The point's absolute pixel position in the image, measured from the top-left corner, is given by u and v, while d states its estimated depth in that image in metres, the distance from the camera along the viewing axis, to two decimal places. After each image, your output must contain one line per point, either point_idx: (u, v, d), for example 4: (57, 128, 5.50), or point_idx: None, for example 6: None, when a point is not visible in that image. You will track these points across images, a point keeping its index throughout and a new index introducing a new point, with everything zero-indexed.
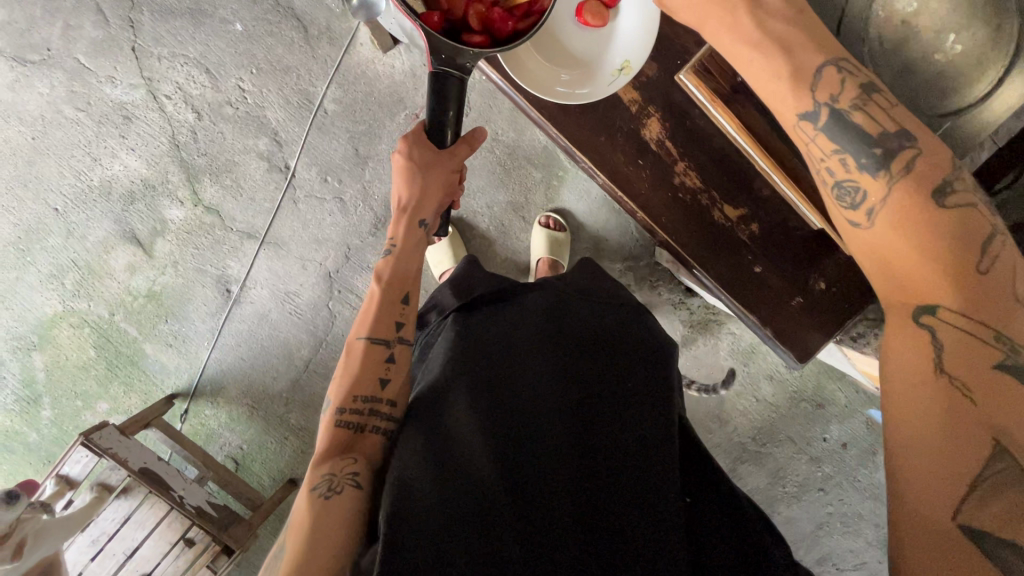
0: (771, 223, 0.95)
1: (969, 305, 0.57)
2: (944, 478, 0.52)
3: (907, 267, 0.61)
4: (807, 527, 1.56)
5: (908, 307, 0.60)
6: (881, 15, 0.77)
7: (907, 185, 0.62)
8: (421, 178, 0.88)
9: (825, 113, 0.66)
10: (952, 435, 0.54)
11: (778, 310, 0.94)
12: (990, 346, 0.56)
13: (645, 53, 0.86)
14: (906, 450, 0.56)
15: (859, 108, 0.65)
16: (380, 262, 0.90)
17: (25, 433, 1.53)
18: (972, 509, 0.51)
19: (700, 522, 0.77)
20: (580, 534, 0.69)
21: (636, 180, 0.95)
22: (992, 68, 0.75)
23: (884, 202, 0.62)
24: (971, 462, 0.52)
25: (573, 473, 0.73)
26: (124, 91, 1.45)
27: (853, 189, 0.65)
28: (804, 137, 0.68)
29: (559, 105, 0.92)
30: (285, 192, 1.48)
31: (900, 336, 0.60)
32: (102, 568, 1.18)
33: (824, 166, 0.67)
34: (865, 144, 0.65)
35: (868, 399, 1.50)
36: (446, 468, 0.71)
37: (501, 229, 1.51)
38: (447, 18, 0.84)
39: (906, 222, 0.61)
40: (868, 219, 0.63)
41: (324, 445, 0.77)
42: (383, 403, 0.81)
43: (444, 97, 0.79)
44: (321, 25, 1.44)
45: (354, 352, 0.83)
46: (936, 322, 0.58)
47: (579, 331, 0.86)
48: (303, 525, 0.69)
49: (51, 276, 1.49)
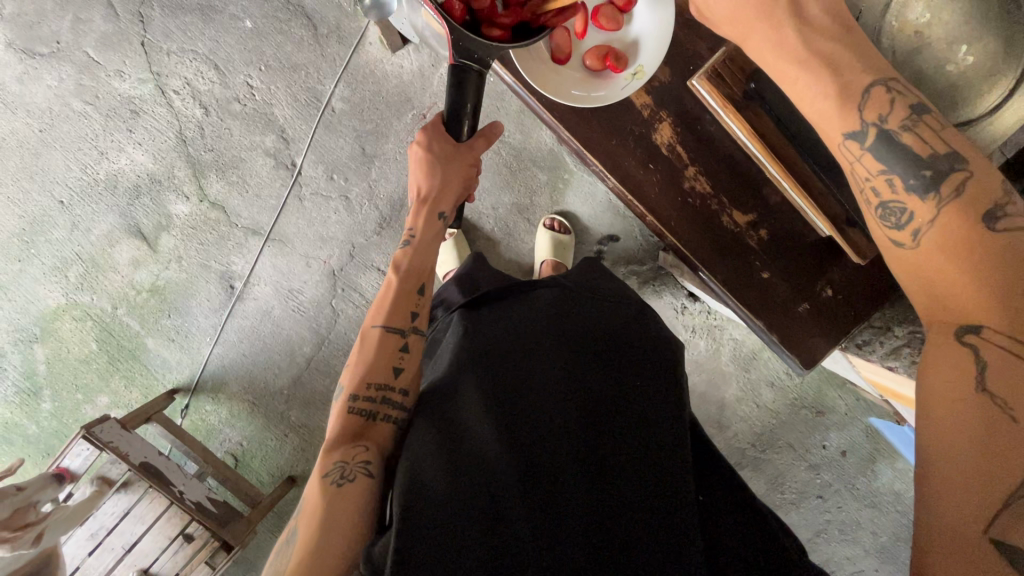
0: (779, 229, 0.96)
1: (1017, 327, 0.55)
2: (976, 494, 0.51)
3: (953, 287, 0.59)
4: (806, 534, 1.56)
5: (951, 325, 0.59)
6: (893, 25, 0.78)
7: (955, 208, 0.60)
8: (442, 170, 0.89)
9: (872, 133, 0.66)
10: (991, 457, 0.51)
11: (786, 315, 0.94)
12: None
13: (660, 57, 0.87)
14: (935, 464, 0.54)
15: (909, 129, 0.64)
16: (399, 253, 0.91)
17: (24, 425, 1.52)
18: (1007, 524, 0.49)
19: (713, 514, 0.78)
20: (591, 530, 0.69)
21: (647, 184, 0.95)
22: (1002, 82, 0.75)
23: (931, 224, 0.61)
24: (1012, 477, 0.50)
25: (583, 465, 0.73)
26: (133, 85, 1.45)
27: (899, 210, 0.64)
28: (848, 156, 0.68)
29: (572, 108, 0.93)
30: (291, 189, 1.49)
31: (941, 351, 0.58)
32: (100, 562, 1.18)
33: (868, 186, 0.67)
34: (913, 166, 0.64)
35: (869, 408, 1.51)
36: (458, 459, 0.72)
37: (506, 230, 1.52)
38: (470, 9, 0.83)
39: (955, 243, 0.59)
40: (913, 240, 0.63)
41: (336, 432, 0.78)
42: (396, 391, 0.82)
43: (464, 89, 0.81)
44: (331, 24, 1.45)
45: (369, 339, 0.84)
46: (979, 341, 0.56)
47: (588, 327, 0.87)
48: (316, 513, 0.69)
49: (55, 268, 1.49)
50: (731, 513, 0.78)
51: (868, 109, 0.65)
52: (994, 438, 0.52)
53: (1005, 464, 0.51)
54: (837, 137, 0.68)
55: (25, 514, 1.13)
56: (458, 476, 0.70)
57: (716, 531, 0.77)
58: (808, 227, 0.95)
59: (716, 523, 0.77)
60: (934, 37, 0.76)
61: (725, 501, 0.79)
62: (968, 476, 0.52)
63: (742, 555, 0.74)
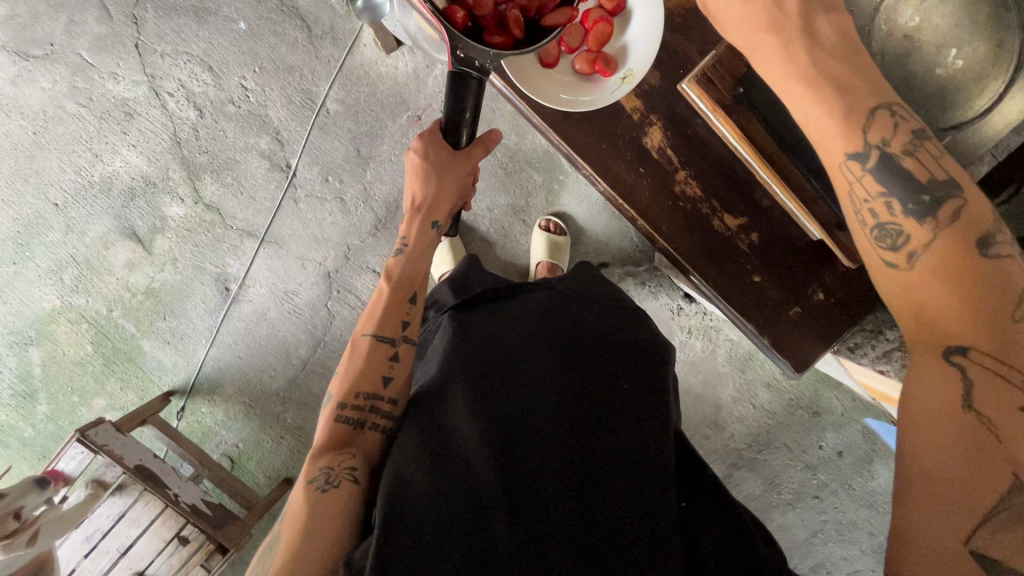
0: (770, 233, 0.95)
1: (1005, 350, 0.56)
2: (961, 510, 0.53)
3: (940, 309, 0.60)
4: (802, 534, 1.56)
5: (938, 345, 0.59)
6: (883, 29, 0.78)
7: (953, 234, 0.61)
8: (437, 179, 0.89)
9: (875, 156, 0.65)
10: (974, 475, 0.54)
11: (777, 319, 0.94)
12: (1021, 389, 0.55)
13: (649, 62, 0.87)
14: (918, 484, 0.56)
15: (910, 154, 0.64)
16: (391, 261, 0.91)
17: (20, 428, 1.52)
18: (985, 537, 0.51)
19: (693, 519, 0.78)
20: (570, 535, 0.69)
21: (638, 188, 0.95)
22: (991, 84, 0.76)
23: (926, 249, 0.61)
24: (990, 494, 0.53)
25: (565, 468, 0.73)
26: (127, 87, 1.45)
27: (896, 232, 0.63)
28: (848, 177, 0.66)
29: (563, 113, 0.93)
30: (286, 191, 1.48)
31: (928, 370, 0.59)
32: (95, 565, 1.17)
33: (866, 207, 0.66)
34: (913, 191, 0.63)
35: (864, 408, 1.51)
36: (442, 462, 0.72)
37: (502, 232, 1.52)
38: (472, 15, 0.83)
39: (947, 269, 0.60)
40: (908, 262, 0.62)
41: (323, 439, 0.78)
42: (384, 400, 0.82)
43: (463, 98, 0.80)
44: (325, 25, 1.45)
45: (358, 348, 0.85)
46: (966, 363, 0.57)
47: (576, 331, 0.87)
48: (299, 517, 0.69)
49: (50, 271, 1.49)
50: (711, 520, 0.78)
51: (874, 127, 0.64)
52: (980, 463, 0.54)
53: (988, 484, 0.53)
54: (839, 156, 0.66)
55: (7, 522, 1.13)
56: (441, 480, 0.70)
57: (695, 536, 0.76)
58: (800, 231, 0.95)
59: (695, 528, 0.77)
60: (924, 41, 0.76)
61: (707, 513, 0.79)
62: (952, 491, 0.54)
63: (722, 563, 0.73)
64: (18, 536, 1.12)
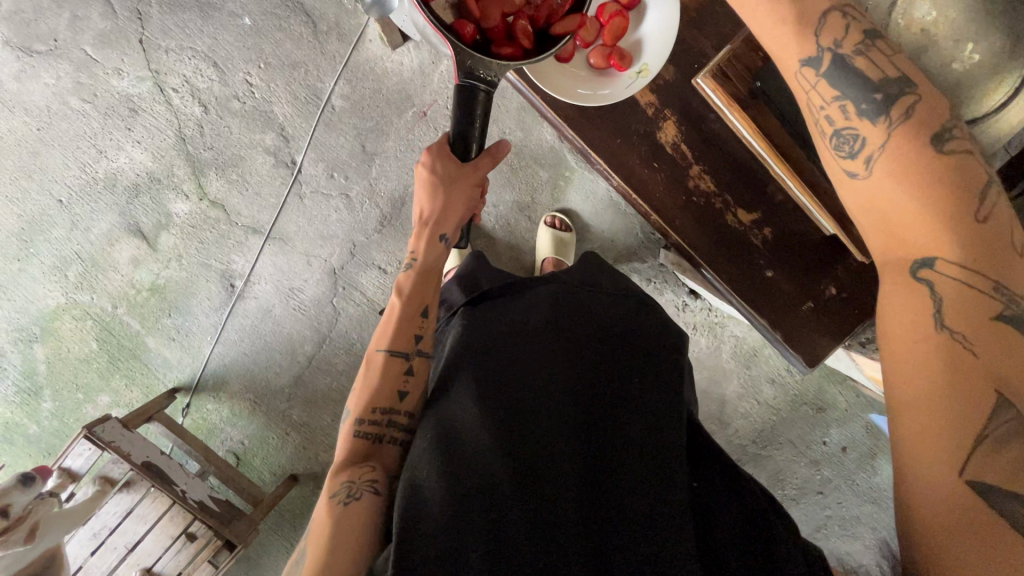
0: (784, 228, 0.95)
1: (967, 257, 0.59)
2: (953, 440, 0.55)
3: (904, 217, 0.62)
4: (806, 530, 1.56)
5: (906, 261, 0.63)
6: (900, 23, 0.78)
7: (907, 131, 0.63)
8: (444, 193, 0.87)
9: (828, 59, 0.66)
10: (959, 396, 0.56)
11: (790, 314, 0.94)
12: (986, 296, 0.58)
13: (664, 56, 0.86)
14: (909, 412, 0.58)
15: (862, 54, 0.66)
16: (402, 276, 0.91)
17: (25, 425, 1.52)
18: (979, 463, 0.53)
19: (708, 499, 0.76)
20: (585, 533, 0.69)
21: (652, 183, 0.95)
22: (1010, 78, 0.76)
23: (882, 149, 0.64)
24: (980, 414, 0.55)
25: (576, 464, 0.73)
26: (131, 83, 1.44)
27: (852, 137, 0.66)
28: (805, 84, 0.68)
29: (577, 108, 0.94)
30: (291, 187, 1.48)
31: (900, 292, 0.63)
32: (103, 561, 1.18)
33: (824, 114, 0.68)
34: (866, 91, 0.65)
35: (868, 403, 1.52)
36: (456, 462, 0.71)
37: (507, 228, 1.51)
38: (479, 28, 0.80)
39: (904, 169, 0.62)
40: (866, 167, 0.64)
41: (344, 455, 0.79)
42: (402, 413, 0.83)
43: (470, 112, 0.76)
44: (331, 21, 1.44)
45: (374, 363, 0.85)
46: (934, 275, 0.60)
47: (585, 324, 0.87)
48: (323, 532, 0.70)
49: (54, 268, 1.48)
50: (723, 497, 0.76)
51: (825, 31, 0.66)
52: (962, 383, 0.56)
53: (974, 405, 0.55)
54: (796, 66, 0.68)
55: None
56: (455, 481, 0.69)
57: (705, 519, 0.74)
58: (813, 227, 0.95)
59: (707, 504, 0.75)
60: (940, 35, 0.76)
61: (721, 490, 0.77)
62: (944, 420, 0.56)
63: (733, 549, 0.71)
64: (14, 531, 1.11)
